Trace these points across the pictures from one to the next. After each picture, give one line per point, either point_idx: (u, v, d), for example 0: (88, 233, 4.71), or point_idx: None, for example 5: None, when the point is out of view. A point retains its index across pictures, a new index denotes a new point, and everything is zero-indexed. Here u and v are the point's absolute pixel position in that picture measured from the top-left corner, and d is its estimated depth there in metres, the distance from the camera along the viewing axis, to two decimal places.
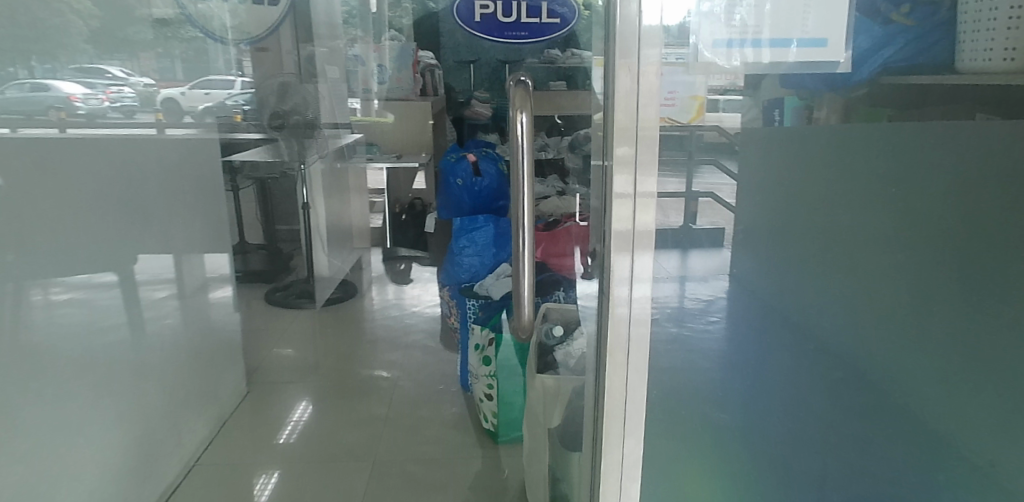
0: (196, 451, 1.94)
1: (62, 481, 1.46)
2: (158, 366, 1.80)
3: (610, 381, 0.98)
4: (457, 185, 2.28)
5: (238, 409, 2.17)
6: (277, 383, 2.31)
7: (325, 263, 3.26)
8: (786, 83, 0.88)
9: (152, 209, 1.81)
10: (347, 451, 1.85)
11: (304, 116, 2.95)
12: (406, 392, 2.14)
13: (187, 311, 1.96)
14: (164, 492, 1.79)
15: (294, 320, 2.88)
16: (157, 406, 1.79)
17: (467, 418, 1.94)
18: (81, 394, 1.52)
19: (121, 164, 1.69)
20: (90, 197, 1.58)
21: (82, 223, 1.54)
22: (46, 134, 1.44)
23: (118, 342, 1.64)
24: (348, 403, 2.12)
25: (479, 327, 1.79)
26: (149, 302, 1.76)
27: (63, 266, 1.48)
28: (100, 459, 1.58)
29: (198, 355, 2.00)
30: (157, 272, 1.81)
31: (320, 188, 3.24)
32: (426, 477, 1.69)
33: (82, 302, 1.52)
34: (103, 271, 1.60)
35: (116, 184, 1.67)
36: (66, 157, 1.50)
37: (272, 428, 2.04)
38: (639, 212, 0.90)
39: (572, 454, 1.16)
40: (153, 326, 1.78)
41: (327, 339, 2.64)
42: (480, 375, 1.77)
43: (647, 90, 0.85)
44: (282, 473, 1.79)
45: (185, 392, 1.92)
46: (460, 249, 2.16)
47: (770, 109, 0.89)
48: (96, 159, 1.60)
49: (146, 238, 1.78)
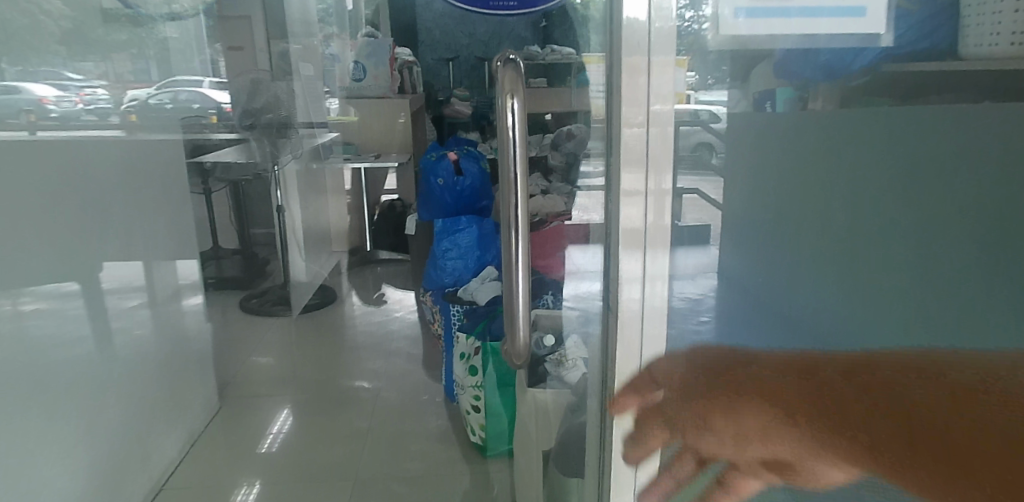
0: (163, 473, 1.81)
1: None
2: (126, 383, 1.68)
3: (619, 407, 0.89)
4: (438, 184, 2.18)
5: (211, 425, 2.05)
6: (252, 397, 2.19)
7: (303, 267, 3.15)
8: (782, 74, 0.76)
9: (115, 214, 1.69)
10: (327, 469, 1.75)
11: (276, 114, 2.88)
12: (387, 404, 2.04)
13: (159, 322, 1.85)
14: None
15: (269, 330, 2.75)
16: (124, 423, 1.67)
17: (453, 432, 1.85)
18: (41, 414, 1.40)
19: (83, 166, 1.58)
20: (53, 201, 1.47)
21: (44, 230, 1.44)
22: (8, 135, 1.35)
23: (82, 357, 1.53)
24: (329, 416, 2.02)
25: (465, 336, 1.70)
26: (115, 312, 1.65)
27: (25, 274, 1.37)
28: (62, 481, 1.46)
29: (169, 369, 1.89)
30: (125, 280, 1.70)
31: (296, 190, 3.11)
32: (411, 496, 1.60)
33: (47, 313, 1.42)
34: (66, 280, 1.49)
35: (78, 188, 1.55)
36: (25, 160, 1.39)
37: (250, 441, 1.94)
38: (650, 207, 0.82)
39: (569, 479, 1.08)
40: (120, 340, 1.67)
41: (308, 347, 2.54)
42: (467, 386, 1.69)
43: (661, 80, 0.77)
44: (260, 489, 1.69)
45: (156, 407, 1.80)
46: (443, 253, 2.06)
47: (761, 101, 0.77)
48: (59, 162, 1.50)
49: (111, 244, 1.66)
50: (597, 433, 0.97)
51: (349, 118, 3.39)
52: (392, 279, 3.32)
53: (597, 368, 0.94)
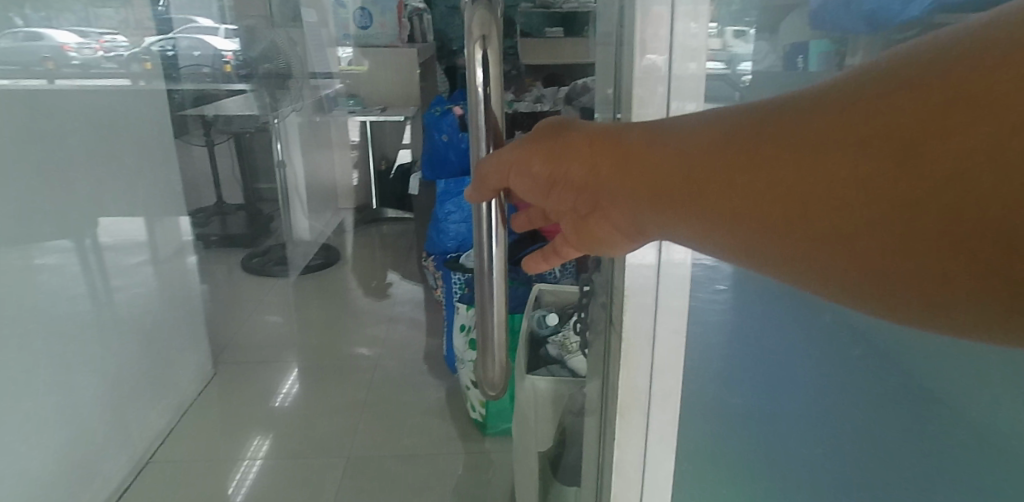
0: (160, 437, 1.72)
1: (25, 490, 1.28)
2: (129, 348, 1.61)
3: (626, 411, 0.78)
4: (443, 140, 2.06)
5: (207, 389, 1.96)
6: (249, 361, 2.12)
7: (305, 225, 3.06)
8: (817, 23, 0.61)
9: (116, 164, 1.60)
10: (325, 442, 1.68)
11: (274, 64, 2.73)
12: (388, 373, 1.98)
13: (163, 284, 1.77)
14: (133, 466, 1.61)
15: (269, 291, 2.67)
16: (129, 386, 1.61)
17: (455, 406, 1.78)
18: (45, 375, 1.34)
19: (86, 114, 1.49)
20: (55, 148, 1.38)
21: (47, 180, 1.35)
22: (30, 83, 1.33)
23: (85, 315, 1.45)
24: (329, 384, 1.95)
25: (465, 307, 1.61)
26: (117, 267, 1.57)
27: (30, 228, 1.30)
28: (69, 441, 1.40)
29: (171, 332, 1.81)
30: (128, 236, 1.62)
31: (298, 143, 2.95)
32: (408, 477, 1.53)
33: (50, 268, 1.34)
34: (59, 236, 1.38)
35: (77, 143, 1.45)
36: (26, 112, 1.31)
37: (254, 403, 1.89)
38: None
39: (569, 482, 0.99)
40: (122, 297, 1.59)
41: (310, 309, 2.46)
42: (466, 360, 1.60)
43: (689, 29, 0.65)
44: (266, 459, 1.63)
45: (156, 371, 1.73)
46: (445, 216, 1.96)
47: (792, 56, 0.63)
48: (65, 110, 1.42)
49: (113, 196, 1.58)
50: (599, 431, 0.86)
51: (360, 68, 3.23)
52: (397, 239, 3.23)
53: (598, 360, 0.83)
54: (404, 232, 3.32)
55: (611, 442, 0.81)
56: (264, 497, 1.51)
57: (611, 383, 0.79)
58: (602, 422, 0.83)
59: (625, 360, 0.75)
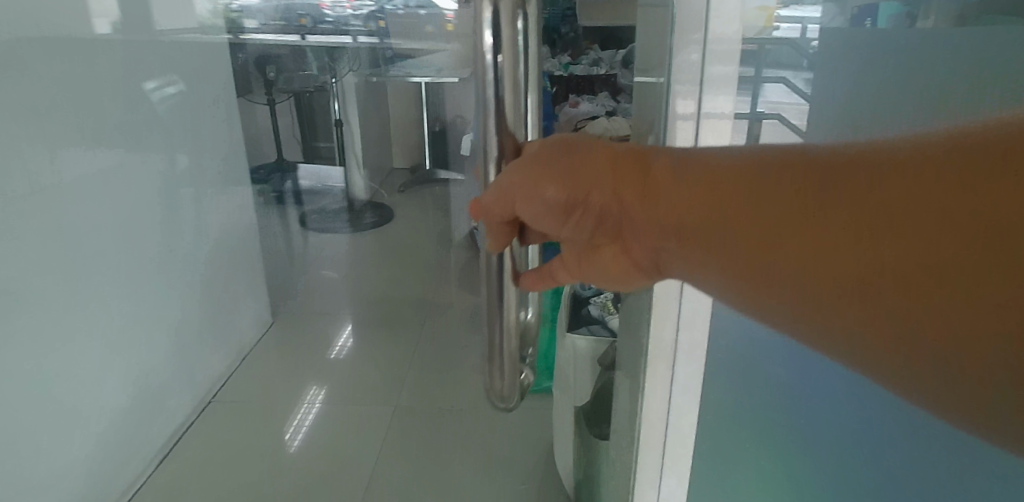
0: (221, 378, 1.83)
1: (100, 412, 1.39)
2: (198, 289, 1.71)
3: (653, 360, 0.80)
4: None
5: (265, 337, 2.06)
6: (309, 312, 2.21)
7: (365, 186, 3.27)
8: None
9: (189, 116, 1.67)
10: (376, 390, 1.77)
11: None
12: (437, 329, 2.04)
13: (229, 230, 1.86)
14: (198, 404, 1.72)
15: (327, 247, 2.76)
16: (195, 329, 1.71)
17: None
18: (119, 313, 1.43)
19: (162, 66, 1.56)
20: (132, 98, 1.46)
21: (123, 127, 1.43)
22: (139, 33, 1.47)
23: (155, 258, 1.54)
24: (383, 338, 2.03)
25: None
26: (185, 214, 1.65)
27: (106, 173, 1.38)
28: (137, 377, 1.50)
29: (235, 279, 1.91)
30: (198, 185, 1.70)
31: (355, 105, 3.19)
32: (452, 427, 1.60)
33: (121, 212, 1.42)
34: (131, 182, 1.45)
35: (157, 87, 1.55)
36: (113, 61, 1.39)
37: (313, 352, 1.99)
38: (702, 134, 0.71)
39: (603, 439, 1.03)
40: (190, 242, 1.68)
41: (365, 264, 2.54)
42: None
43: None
44: (324, 405, 1.72)
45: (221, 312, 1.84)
46: None
47: (859, 18, 0.61)
48: (142, 62, 1.48)
49: (185, 147, 1.65)
50: (629, 390, 0.88)
51: None
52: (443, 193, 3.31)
53: (629, 316, 0.85)
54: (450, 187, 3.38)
55: (638, 391, 0.84)
56: (319, 440, 1.60)
57: (639, 336, 0.81)
58: (631, 373, 0.86)
59: (652, 311, 0.78)
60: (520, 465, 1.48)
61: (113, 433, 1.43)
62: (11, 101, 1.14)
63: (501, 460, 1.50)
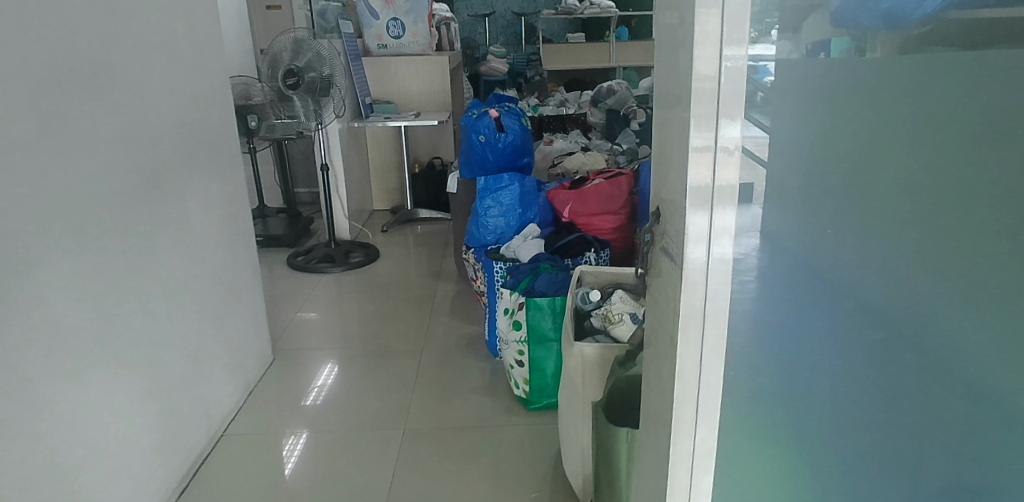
0: (223, 420, 1.65)
1: (115, 432, 1.21)
2: (222, 321, 1.62)
3: (684, 328, 0.71)
4: (480, 141, 2.21)
5: (264, 377, 1.90)
6: (301, 349, 2.08)
7: (347, 226, 3.19)
8: (839, 23, 0.57)
9: (229, 141, 1.71)
10: (378, 419, 1.69)
11: (320, 73, 2.72)
12: (434, 353, 2.01)
13: (243, 259, 1.75)
14: (208, 440, 1.56)
15: (308, 282, 2.68)
16: (217, 353, 1.59)
17: (501, 383, 1.82)
18: (157, 315, 1.34)
19: (210, 85, 1.61)
20: (179, 110, 1.45)
21: (168, 128, 1.40)
22: (187, 48, 1.50)
23: (190, 268, 1.47)
24: (381, 367, 1.95)
25: (508, 291, 1.68)
26: (213, 227, 1.59)
27: (158, 172, 1.36)
28: (163, 390, 1.36)
29: (255, 311, 1.83)
30: (231, 207, 1.69)
31: (339, 148, 3.11)
32: (475, 453, 1.54)
33: (162, 213, 1.36)
34: (172, 191, 1.40)
35: (199, 100, 1.55)
36: (170, 68, 1.42)
37: (295, 390, 1.85)
38: (719, 168, 0.65)
39: (617, 440, 1.00)
40: (216, 256, 1.59)
41: (350, 300, 2.47)
42: (510, 341, 1.68)
43: (734, 17, 0.61)
44: (309, 437, 1.63)
45: (235, 349, 1.70)
46: (484, 210, 2.07)
47: (814, 53, 0.59)
48: (195, 78, 1.53)
49: (223, 165, 1.66)
50: (661, 399, 0.78)
51: (412, 68, 3.54)
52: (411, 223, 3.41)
53: (665, 283, 0.75)
54: (420, 219, 3.46)
55: (668, 359, 0.75)
56: (313, 472, 1.50)
57: (667, 314, 0.74)
58: (658, 347, 0.79)
59: (680, 284, 0.70)
60: (539, 482, 1.43)
61: (129, 465, 1.26)
62: (96, 86, 1.18)
63: (523, 481, 1.44)
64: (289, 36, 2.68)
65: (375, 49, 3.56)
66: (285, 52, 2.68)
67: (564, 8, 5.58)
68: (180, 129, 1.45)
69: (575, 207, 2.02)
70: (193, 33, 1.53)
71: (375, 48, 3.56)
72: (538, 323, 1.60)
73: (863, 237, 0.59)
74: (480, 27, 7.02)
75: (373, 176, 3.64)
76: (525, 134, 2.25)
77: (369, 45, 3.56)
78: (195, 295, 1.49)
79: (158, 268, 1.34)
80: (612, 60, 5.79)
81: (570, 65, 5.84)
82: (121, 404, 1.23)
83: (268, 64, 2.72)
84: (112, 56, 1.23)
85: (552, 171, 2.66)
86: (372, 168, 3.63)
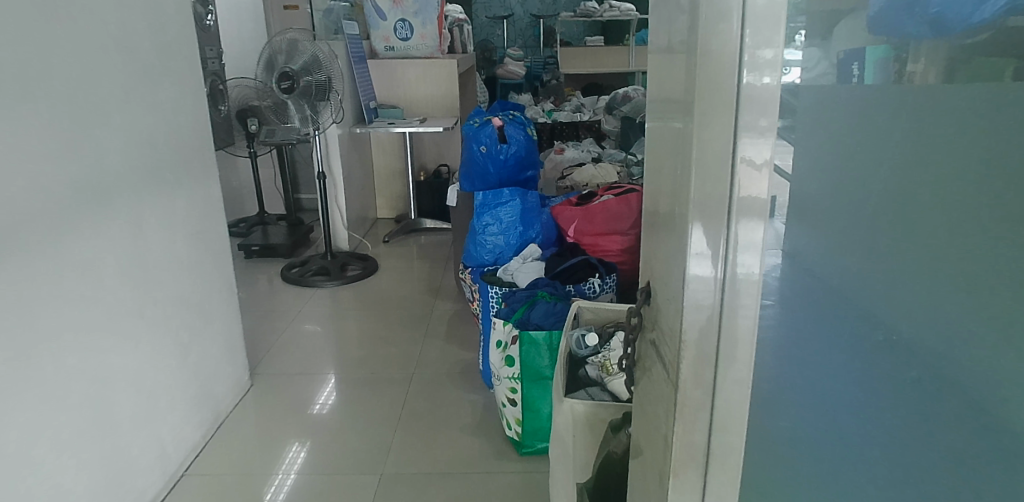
0: (187, 457, 1.51)
1: (44, 486, 1.07)
2: (187, 349, 1.48)
3: (684, 432, 0.56)
4: (481, 152, 2.05)
5: (240, 405, 1.77)
6: (283, 373, 1.94)
7: (346, 237, 3.04)
8: (879, 28, 0.47)
9: (204, 151, 1.57)
10: (356, 459, 1.54)
11: (316, 76, 2.58)
12: (424, 383, 1.86)
13: (215, 280, 1.61)
14: (166, 482, 1.42)
15: (301, 297, 2.55)
16: (180, 384, 1.46)
17: (492, 421, 1.66)
18: (102, 347, 1.20)
19: (180, 90, 1.47)
20: (139, 118, 1.32)
21: (122, 137, 1.27)
22: (151, 49, 1.37)
23: (147, 292, 1.33)
24: (367, 397, 1.80)
25: (501, 322, 1.53)
26: (179, 245, 1.45)
27: (107, 187, 1.22)
28: (110, 430, 1.23)
29: (230, 334, 1.69)
30: (203, 223, 1.55)
31: (339, 155, 2.97)
32: None
33: (110, 232, 1.23)
34: (125, 207, 1.27)
35: (164, 108, 1.41)
36: (129, 72, 1.29)
37: (296, 405, 1.78)
38: (738, 229, 0.50)
39: None
40: (181, 277, 1.46)
41: (341, 318, 2.33)
42: (502, 377, 1.52)
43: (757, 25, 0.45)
44: (311, 447, 1.59)
45: (202, 378, 1.56)
46: (482, 228, 1.91)
47: (846, 65, 0.47)
48: (159, 82, 1.39)
49: (195, 178, 1.52)
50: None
51: (419, 72, 3.40)
52: (414, 233, 3.27)
53: (656, 395, 0.60)
54: (425, 228, 3.31)
55: (663, 468, 0.59)
56: None
57: (663, 412, 0.59)
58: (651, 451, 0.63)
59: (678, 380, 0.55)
60: None
61: None
62: (29, 91, 1.05)
63: None
64: (285, 38, 2.54)
65: (381, 51, 3.42)
66: (280, 54, 2.56)
67: (583, 11, 5.41)
68: (137, 139, 1.31)
69: (581, 226, 1.86)
70: (158, 33, 1.39)
71: (382, 50, 3.42)
72: (532, 359, 1.44)
73: (887, 274, 0.51)
74: (498, 29, 6.89)
75: (377, 184, 3.51)
76: (529, 144, 2.10)
77: (376, 47, 3.42)
78: (151, 322, 1.35)
79: (105, 295, 1.21)
80: (631, 65, 5.61)
81: (588, 69, 5.67)
82: (53, 451, 1.09)
83: (264, 67, 2.60)
84: (49, 60, 1.09)
85: (560, 184, 2.49)
86: (376, 175, 3.49)
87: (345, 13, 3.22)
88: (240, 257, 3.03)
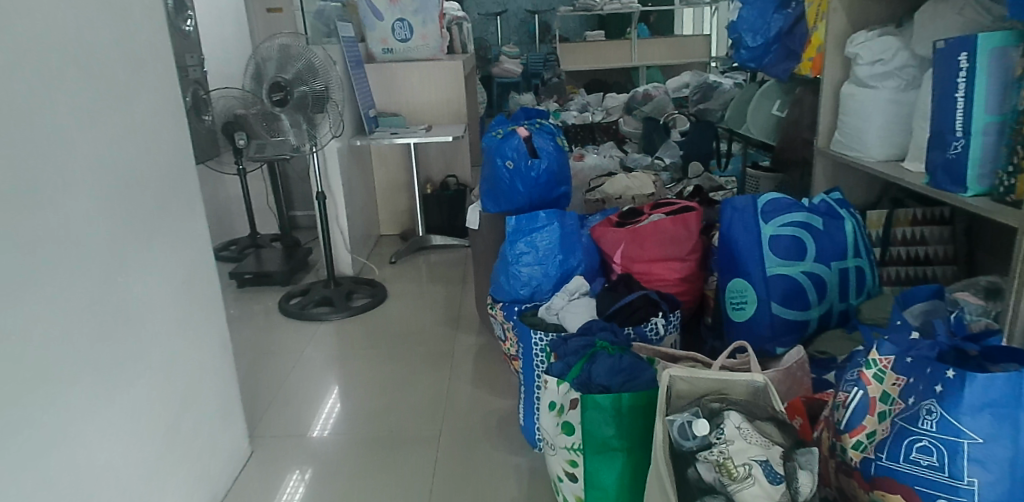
0: None
1: None
2: (175, 430, 1.20)
3: None
4: (507, 168, 1.78)
5: (239, 479, 1.49)
6: (288, 433, 1.67)
7: (349, 260, 2.76)
8: None
9: (187, 187, 1.29)
10: None
11: (311, 86, 2.31)
12: (456, 442, 1.58)
13: (206, 339, 1.33)
14: None
15: (303, 332, 2.27)
16: (169, 475, 1.18)
17: (545, 494, 1.39)
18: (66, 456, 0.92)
19: (154, 114, 1.19)
20: (104, 153, 1.04)
21: (81, 180, 0.99)
22: (116, 66, 1.09)
23: (122, 373, 1.05)
24: (388, 462, 1.53)
25: (556, 380, 1.26)
26: (162, 305, 1.17)
27: (63, 246, 0.94)
28: None
29: (226, 398, 1.42)
30: (189, 274, 1.27)
31: (339, 170, 2.69)
32: None
33: (69, 302, 0.95)
34: (87, 269, 0.99)
35: (135, 136, 1.13)
36: (88, 95, 1.02)
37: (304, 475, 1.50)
38: None
39: None
40: (166, 343, 1.18)
41: (350, 359, 2.05)
42: (558, 446, 1.25)
43: None
44: (315, 471, 1.50)
45: (195, 461, 1.28)
46: (515, 257, 1.64)
47: None
48: (127, 106, 1.11)
49: (177, 220, 1.24)
50: None
51: (421, 75, 3.13)
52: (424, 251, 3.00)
53: None
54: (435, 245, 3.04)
55: None
56: None
57: None
58: None
59: None
60: None
61: None
62: None
63: None
64: (275, 43, 2.27)
65: (379, 54, 3.14)
66: (271, 60, 2.28)
67: (582, 4, 5.14)
68: (102, 178, 1.03)
69: (629, 250, 1.60)
70: (124, 44, 1.11)
71: (379, 53, 3.14)
72: (597, 428, 1.16)
73: None
74: (490, 27, 6.58)
75: (378, 199, 3.23)
76: (561, 157, 1.83)
77: (372, 49, 3.14)
78: (129, 408, 1.07)
79: (68, 386, 0.93)
80: (634, 59, 5.35)
81: (589, 65, 5.40)
82: None
83: (251, 77, 2.32)
84: None
85: (590, 196, 2.22)
86: (377, 189, 3.21)
87: (337, 14, 2.94)
88: (234, 286, 2.75)
